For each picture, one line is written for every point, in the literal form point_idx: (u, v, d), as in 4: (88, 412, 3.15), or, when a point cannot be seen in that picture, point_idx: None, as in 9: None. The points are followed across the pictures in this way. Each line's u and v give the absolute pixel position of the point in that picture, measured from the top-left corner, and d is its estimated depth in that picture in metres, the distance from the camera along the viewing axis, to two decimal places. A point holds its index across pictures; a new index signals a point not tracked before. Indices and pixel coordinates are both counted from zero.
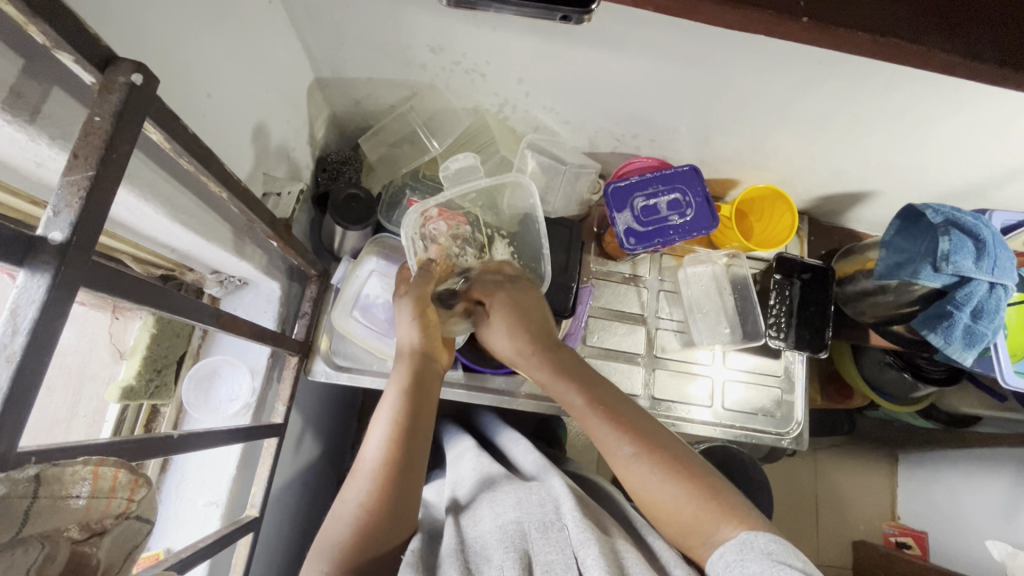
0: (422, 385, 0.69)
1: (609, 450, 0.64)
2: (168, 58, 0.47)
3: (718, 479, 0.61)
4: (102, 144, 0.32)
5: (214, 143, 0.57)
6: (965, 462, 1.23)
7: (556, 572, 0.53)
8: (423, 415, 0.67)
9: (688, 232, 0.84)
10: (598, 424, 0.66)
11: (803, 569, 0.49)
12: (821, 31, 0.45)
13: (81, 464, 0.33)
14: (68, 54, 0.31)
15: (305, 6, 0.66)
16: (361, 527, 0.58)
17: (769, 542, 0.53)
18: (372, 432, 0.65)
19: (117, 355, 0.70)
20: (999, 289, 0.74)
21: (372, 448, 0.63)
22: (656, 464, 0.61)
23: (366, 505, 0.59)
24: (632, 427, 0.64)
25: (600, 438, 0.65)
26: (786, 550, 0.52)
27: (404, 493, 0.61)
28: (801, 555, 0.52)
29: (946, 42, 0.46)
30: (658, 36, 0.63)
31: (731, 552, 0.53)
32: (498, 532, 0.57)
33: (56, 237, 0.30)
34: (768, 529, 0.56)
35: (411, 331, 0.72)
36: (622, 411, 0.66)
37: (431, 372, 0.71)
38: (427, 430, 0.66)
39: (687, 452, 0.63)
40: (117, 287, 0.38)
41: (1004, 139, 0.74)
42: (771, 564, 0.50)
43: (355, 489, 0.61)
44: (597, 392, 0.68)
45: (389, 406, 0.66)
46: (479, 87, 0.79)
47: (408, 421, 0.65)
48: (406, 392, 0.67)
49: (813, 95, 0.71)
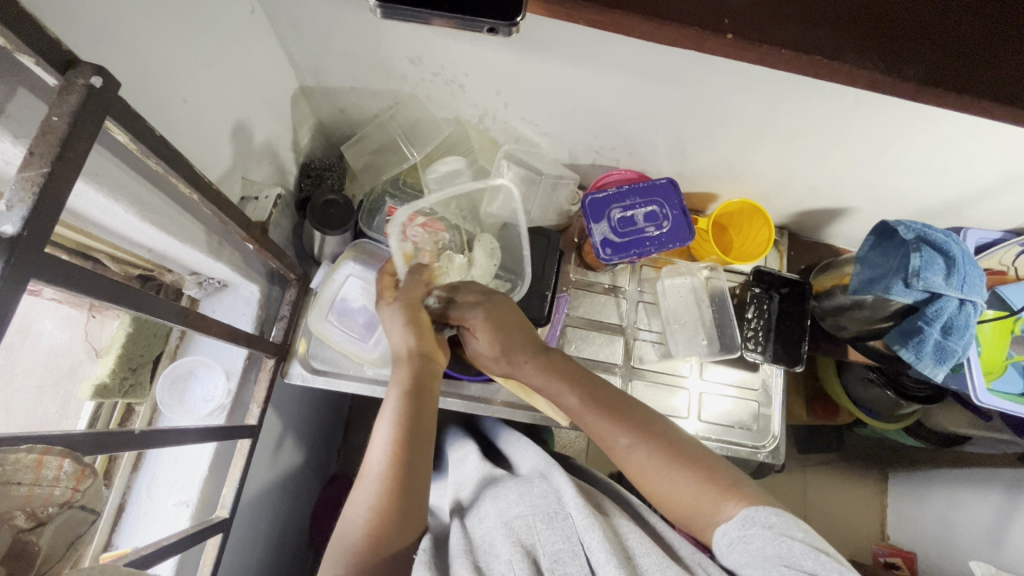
0: (422, 386, 0.69)
1: (611, 441, 0.66)
2: (142, 63, 0.49)
3: (719, 464, 0.63)
4: (58, 143, 0.34)
5: (190, 146, 0.58)
6: (951, 481, 1.22)
7: (564, 561, 0.56)
8: (425, 417, 0.67)
9: (663, 244, 0.85)
10: (597, 418, 0.67)
11: (805, 539, 0.52)
12: (763, 49, 0.47)
13: (25, 452, 0.35)
14: (29, 56, 0.33)
15: (286, 17, 0.68)
16: (374, 530, 0.60)
17: (770, 515, 0.55)
18: (374, 438, 0.66)
19: (93, 354, 0.71)
20: (969, 306, 0.75)
21: (375, 455, 0.64)
22: (659, 453, 0.63)
23: (375, 510, 0.61)
24: (630, 419, 0.66)
25: (602, 431, 0.67)
26: (788, 521, 0.54)
27: (413, 491, 0.62)
28: (802, 523, 0.55)
29: (884, 64, 0.48)
30: (626, 53, 0.65)
31: (734, 528, 0.56)
32: (504, 528, 0.60)
33: (8, 230, 0.32)
34: (770, 502, 0.58)
35: (400, 336, 0.71)
36: (624, 404, 0.68)
37: (430, 372, 0.71)
38: (431, 427, 0.67)
39: (686, 439, 0.66)
40: (76, 281, 0.39)
41: (972, 160, 0.75)
42: (773, 539, 0.53)
43: (363, 494, 0.62)
44: (594, 387, 0.69)
45: (390, 410, 0.67)
46: (459, 98, 0.81)
47: (410, 425, 0.65)
48: (408, 394, 0.67)
49: (782, 113, 0.73)
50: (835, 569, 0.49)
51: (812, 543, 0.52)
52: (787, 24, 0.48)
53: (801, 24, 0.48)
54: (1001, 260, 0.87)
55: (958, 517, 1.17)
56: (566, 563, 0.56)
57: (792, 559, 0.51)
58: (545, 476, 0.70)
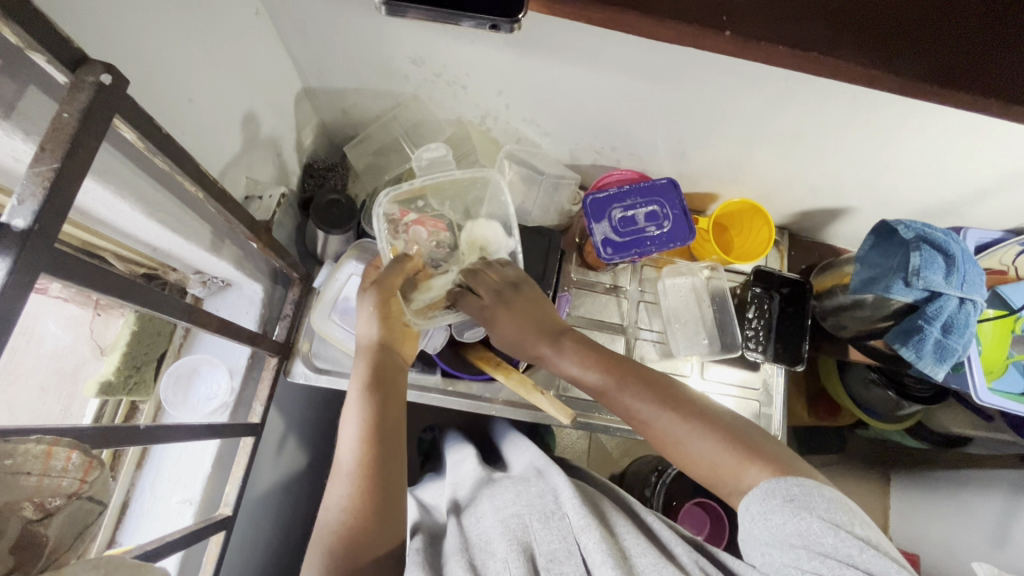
0: (385, 378, 0.69)
1: (633, 418, 0.66)
2: (148, 63, 0.50)
3: (746, 428, 0.61)
4: (69, 138, 0.34)
5: (195, 145, 0.59)
6: (954, 483, 1.22)
7: (560, 560, 0.57)
8: (391, 406, 0.67)
9: (664, 243, 0.86)
10: (619, 391, 0.67)
11: (826, 513, 0.50)
12: (762, 47, 0.48)
13: (34, 442, 0.36)
14: (40, 54, 0.34)
15: (290, 18, 0.68)
16: (349, 529, 0.59)
17: (792, 487, 0.53)
18: (342, 435, 0.65)
19: (98, 352, 0.71)
20: (968, 305, 0.75)
21: (347, 451, 0.63)
22: (680, 419, 0.62)
23: (349, 506, 0.60)
24: (652, 394, 0.65)
25: (624, 409, 0.67)
26: (811, 492, 0.52)
27: (386, 483, 0.62)
28: (827, 491, 0.53)
29: (882, 62, 0.48)
30: (627, 53, 0.66)
31: (756, 502, 0.54)
32: (500, 526, 0.60)
33: (20, 224, 0.33)
34: (793, 467, 0.57)
35: (369, 326, 0.71)
36: (644, 378, 0.67)
37: (392, 364, 0.71)
38: (398, 420, 0.67)
39: (709, 406, 0.64)
40: (85, 276, 0.39)
41: (971, 159, 0.75)
42: (794, 515, 0.51)
43: (336, 492, 0.61)
44: (613, 365, 0.69)
45: (354, 408, 0.66)
46: (461, 99, 0.82)
47: (376, 419, 0.64)
48: (367, 390, 0.67)
49: (781, 113, 0.73)
50: (854, 546, 0.48)
51: (837, 516, 0.51)
52: (785, 23, 0.48)
53: (799, 22, 0.48)
54: (1002, 259, 0.87)
55: (962, 519, 1.16)
56: (562, 563, 0.56)
57: (812, 538, 0.49)
58: (541, 475, 0.70)
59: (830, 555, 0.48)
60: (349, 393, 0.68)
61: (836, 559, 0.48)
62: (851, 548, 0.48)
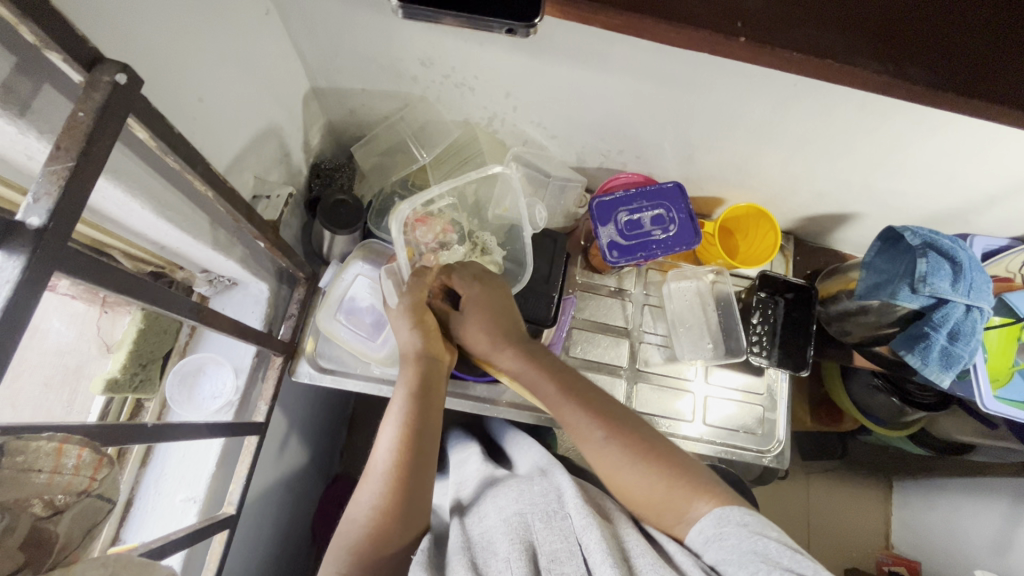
0: (430, 387, 0.71)
1: (583, 435, 0.67)
2: (160, 63, 0.50)
3: (690, 463, 0.64)
4: (84, 137, 0.34)
5: (205, 144, 0.59)
6: (956, 490, 1.21)
7: (562, 560, 0.56)
8: (431, 418, 0.68)
9: (670, 247, 0.86)
10: (574, 412, 0.68)
11: (779, 537, 0.53)
12: (775, 53, 0.48)
13: (46, 439, 0.36)
14: (56, 52, 0.34)
15: (300, 17, 0.68)
16: (376, 528, 0.60)
17: (745, 515, 0.56)
18: (381, 435, 0.67)
19: (105, 349, 0.72)
20: (975, 312, 0.75)
21: (382, 452, 0.65)
22: (637, 446, 0.64)
23: (381, 508, 0.61)
24: (604, 414, 0.67)
25: (576, 426, 0.68)
26: (762, 522, 0.56)
27: (417, 488, 0.63)
28: (776, 526, 0.56)
29: (895, 69, 0.48)
30: (636, 57, 0.66)
31: (710, 526, 0.57)
32: (503, 525, 0.60)
33: (35, 222, 0.33)
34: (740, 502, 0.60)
35: (412, 336, 0.73)
36: (598, 400, 0.69)
37: (437, 372, 0.73)
38: (436, 431, 0.68)
39: (658, 436, 0.67)
40: (95, 274, 0.40)
41: (981, 166, 0.75)
42: (748, 535, 0.54)
43: (368, 492, 0.63)
44: (571, 382, 0.70)
45: (396, 409, 0.68)
46: (469, 100, 0.82)
47: (418, 427, 0.66)
48: (413, 395, 0.68)
49: (790, 118, 0.73)
50: (808, 565, 0.49)
51: (787, 543, 0.53)
52: (798, 29, 0.48)
53: (811, 27, 0.48)
54: (1008, 267, 0.87)
55: (964, 527, 1.16)
56: (563, 563, 0.56)
57: (768, 555, 0.51)
58: (545, 475, 0.70)
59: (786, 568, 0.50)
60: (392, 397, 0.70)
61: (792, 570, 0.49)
62: (806, 568, 0.49)
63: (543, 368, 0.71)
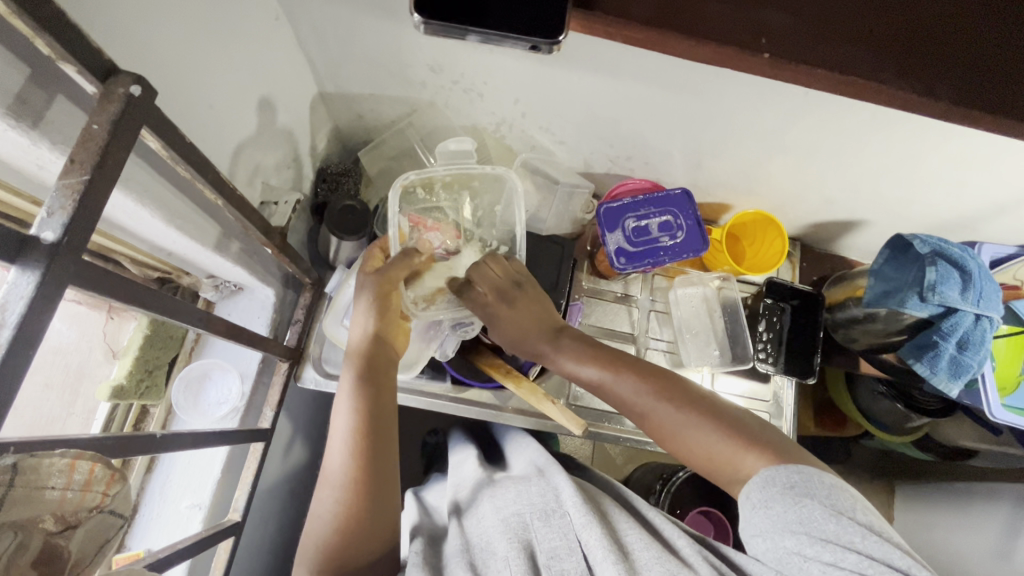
0: (376, 370, 0.67)
1: (629, 410, 0.67)
2: (171, 72, 0.50)
3: (742, 419, 0.62)
4: (98, 151, 0.34)
5: (214, 152, 0.59)
6: (962, 496, 1.20)
7: (561, 557, 0.57)
8: (382, 400, 0.65)
9: (677, 254, 0.86)
10: (613, 387, 0.67)
11: (828, 501, 0.50)
12: (797, 70, 0.48)
13: (59, 456, 0.36)
14: (72, 65, 0.33)
15: (309, 22, 0.68)
16: (342, 522, 0.59)
17: (792, 475, 0.53)
18: (334, 426, 0.64)
19: (110, 354, 0.72)
20: (984, 322, 0.75)
21: (337, 442, 0.63)
22: (676, 409, 0.63)
23: (343, 499, 0.60)
24: (644, 385, 0.66)
25: (618, 401, 0.68)
26: (811, 480, 0.53)
27: (379, 480, 0.61)
28: (826, 478, 0.53)
29: (916, 86, 0.48)
30: (648, 64, 0.65)
31: (756, 492, 0.54)
32: (501, 525, 0.60)
33: (49, 237, 0.33)
34: (798, 459, 0.56)
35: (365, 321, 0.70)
36: (632, 367, 0.68)
37: (386, 352, 0.70)
38: (392, 418, 0.66)
39: (704, 395, 0.65)
40: (106, 286, 0.39)
41: (994, 175, 0.74)
42: (794, 503, 0.51)
43: (329, 487, 0.61)
44: (605, 356, 0.70)
45: (346, 400, 0.65)
46: (477, 106, 0.82)
47: (369, 410, 0.63)
48: (360, 380, 0.66)
49: (801, 126, 0.73)
50: (857, 531, 0.48)
51: (836, 502, 0.51)
52: (814, 43, 0.48)
53: (825, 40, 0.48)
54: (1016, 275, 0.87)
55: (968, 535, 1.15)
56: (562, 560, 0.57)
57: (814, 525, 0.49)
58: (543, 475, 0.69)
59: (832, 540, 0.48)
60: (342, 382, 0.67)
61: (838, 544, 0.48)
62: (855, 534, 0.48)
63: (572, 349, 0.71)
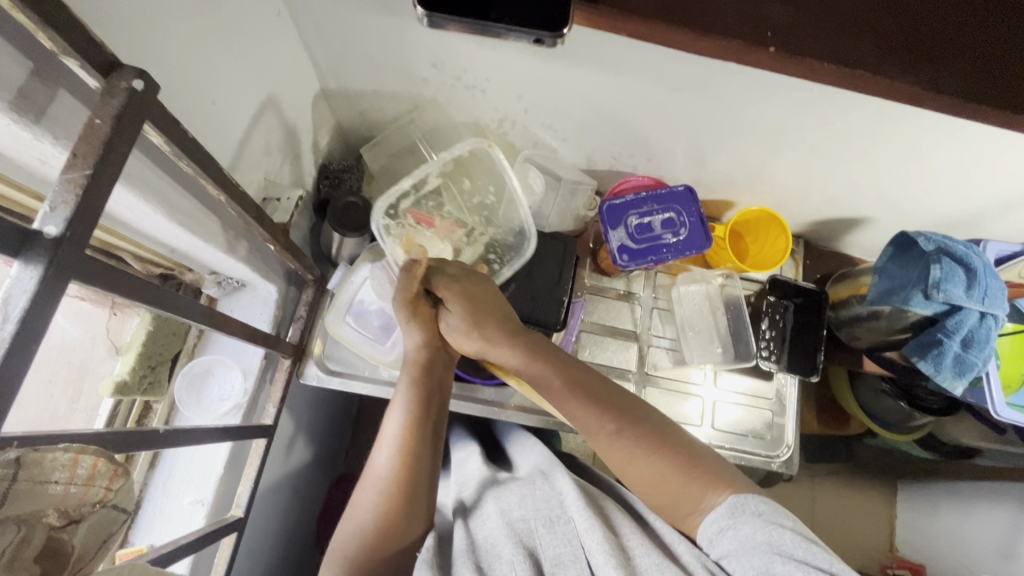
0: (433, 377, 0.71)
1: (594, 428, 0.66)
2: (173, 67, 0.49)
3: (709, 456, 0.63)
4: (101, 145, 0.34)
5: (216, 148, 0.59)
6: (966, 495, 1.20)
7: (565, 564, 0.56)
8: (436, 405, 0.69)
9: (681, 250, 0.85)
10: (581, 406, 0.66)
11: (795, 528, 0.53)
12: (802, 63, 0.47)
13: (63, 451, 0.36)
14: (74, 59, 0.33)
15: (311, 18, 0.68)
16: (383, 516, 0.62)
17: (759, 504, 0.56)
18: (387, 422, 0.67)
19: (113, 351, 0.72)
20: (990, 319, 0.74)
21: (388, 438, 0.66)
22: (646, 436, 0.64)
23: (387, 495, 0.63)
24: (615, 408, 0.66)
25: (584, 419, 0.66)
26: (777, 511, 0.55)
27: (422, 480, 0.64)
28: (791, 515, 0.55)
29: (925, 80, 0.47)
30: (653, 59, 0.65)
31: (722, 516, 0.56)
32: (506, 528, 0.60)
33: (52, 231, 0.33)
34: (752, 489, 0.59)
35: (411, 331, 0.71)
36: (602, 387, 0.67)
37: (441, 361, 0.74)
38: (440, 422, 0.69)
39: (673, 426, 0.66)
40: (108, 281, 0.39)
41: (1000, 172, 0.74)
42: (762, 525, 0.53)
43: (375, 481, 0.64)
44: (574, 372, 0.68)
45: (401, 399, 0.68)
46: (479, 101, 0.81)
47: (423, 412, 0.67)
48: (416, 383, 0.69)
49: (805, 122, 0.72)
50: (824, 558, 0.50)
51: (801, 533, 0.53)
52: (818, 37, 0.48)
53: (831, 34, 0.48)
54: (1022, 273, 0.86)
55: (971, 534, 1.15)
56: (567, 566, 0.56)
57: (782, 546, 0.51)
58: (547, 478, 0.69)
59: (801, 561, 0.50)
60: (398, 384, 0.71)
61: (808, 564, 0.49)
62: (822, 561, 0.49)
63: (542, 360, 0.68)
